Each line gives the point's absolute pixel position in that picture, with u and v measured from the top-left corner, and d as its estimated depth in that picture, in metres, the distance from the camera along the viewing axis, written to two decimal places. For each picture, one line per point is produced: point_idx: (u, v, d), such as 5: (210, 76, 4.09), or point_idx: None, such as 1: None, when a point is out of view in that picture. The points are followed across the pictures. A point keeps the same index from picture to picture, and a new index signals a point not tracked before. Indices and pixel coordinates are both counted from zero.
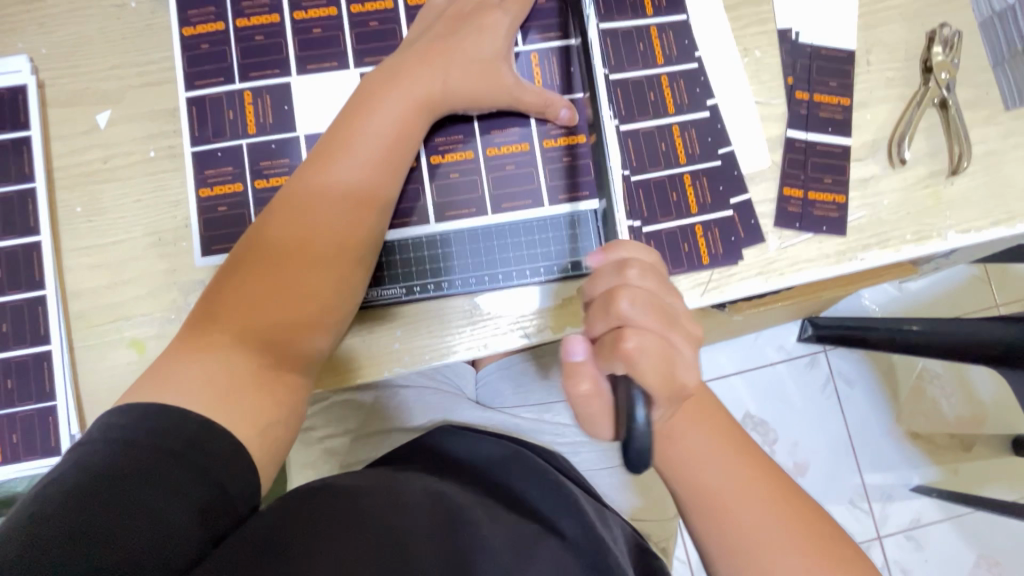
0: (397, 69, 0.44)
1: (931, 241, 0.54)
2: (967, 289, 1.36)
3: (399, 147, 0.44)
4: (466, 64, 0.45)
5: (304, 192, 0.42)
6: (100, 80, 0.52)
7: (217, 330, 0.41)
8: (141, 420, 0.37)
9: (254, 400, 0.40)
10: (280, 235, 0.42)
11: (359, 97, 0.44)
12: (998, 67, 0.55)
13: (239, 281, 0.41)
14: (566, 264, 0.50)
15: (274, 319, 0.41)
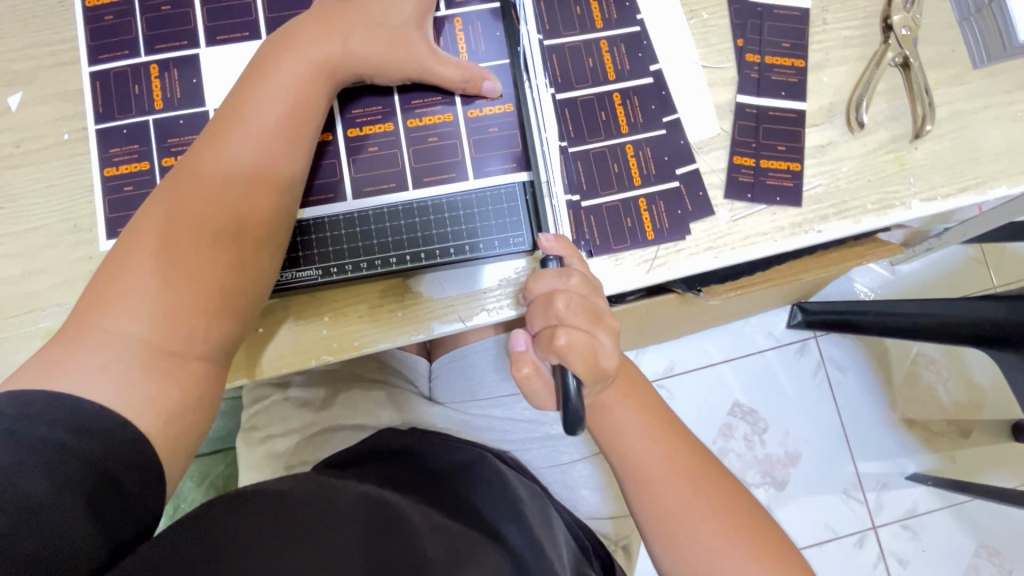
0: (292, 33, 0.42)
1: (894, 210, 0.50)
2: (962, 270, 1.32)
3: (300, 114, 0.42)
4: (371, 27, 0.43)
5: (200, 166, 0.40)
6: (12, 61, 0.50)
7: (107, 315, 0.38)
8: (23, 410, 0.34)
9: (156, 388, 0.38)
10: (176, 212, 0.40)
11: (254, 66, 0.42)
12: (964, 23, 0.52)
13: (130, 261, 0.39)
14: (493, 241, 0.47)
15: (171, 300, 0.39)
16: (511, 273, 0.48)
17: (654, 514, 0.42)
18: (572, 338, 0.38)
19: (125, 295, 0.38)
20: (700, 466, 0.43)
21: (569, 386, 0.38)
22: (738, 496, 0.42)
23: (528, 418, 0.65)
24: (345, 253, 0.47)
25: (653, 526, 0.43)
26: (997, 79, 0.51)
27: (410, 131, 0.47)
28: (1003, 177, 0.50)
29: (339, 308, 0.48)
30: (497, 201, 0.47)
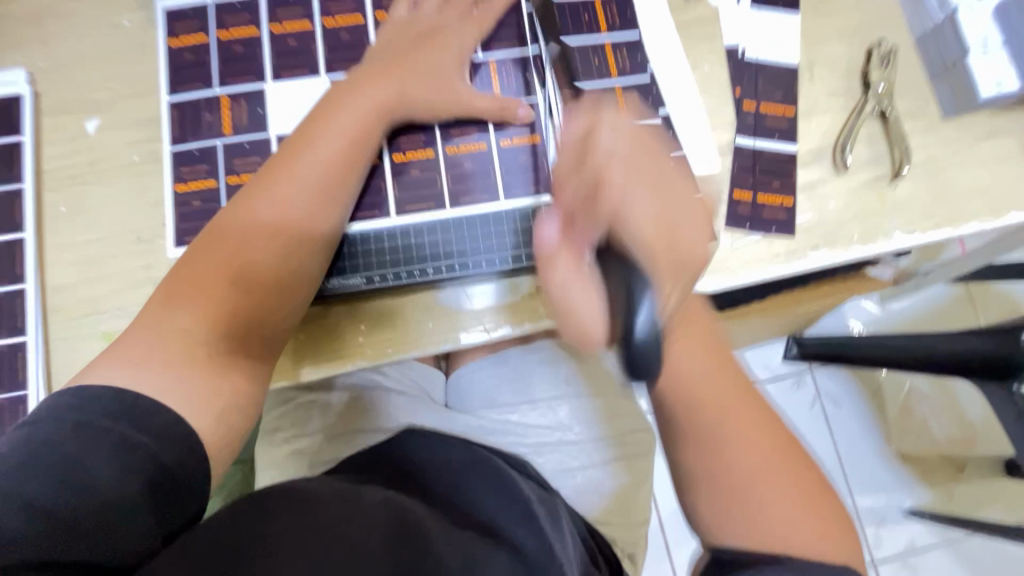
0: (356, 82, 0.50)
1: (877, 241, 0.56)
2: (949, 308, 1.38)
3: (356, 151, 0.49)
4: (426, 76, 0.51)
5: (267, 191, 0.47)
6: (92, 91, 0.56)
7: (177, 316, 0.43)
8: (98, 405, 0.38)
9: (213, 384, 0.42)
10: (246, 229, 0.46)
11: (321, 108, 0.49)
12: (934, 80, 0.58)
13: (204, 268, 0.45)
14: (519, 257, 0.53)
15: (235, 306, 0.45)
16: (533, 288, 0.54)
17: (720, 474, 0.43)
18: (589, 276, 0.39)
19: (199, 297, 0.44)
20: (767, 426, 0.44)
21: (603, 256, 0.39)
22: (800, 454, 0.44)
23: (543, 427, 0.70)
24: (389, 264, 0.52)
25: (711, 492, 0.43)
26: (964, 129, 0.58)
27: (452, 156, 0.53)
28: (972, 215, 0.56)
29: (378, 315, 0.53)
30: (523, 220, 0.53)
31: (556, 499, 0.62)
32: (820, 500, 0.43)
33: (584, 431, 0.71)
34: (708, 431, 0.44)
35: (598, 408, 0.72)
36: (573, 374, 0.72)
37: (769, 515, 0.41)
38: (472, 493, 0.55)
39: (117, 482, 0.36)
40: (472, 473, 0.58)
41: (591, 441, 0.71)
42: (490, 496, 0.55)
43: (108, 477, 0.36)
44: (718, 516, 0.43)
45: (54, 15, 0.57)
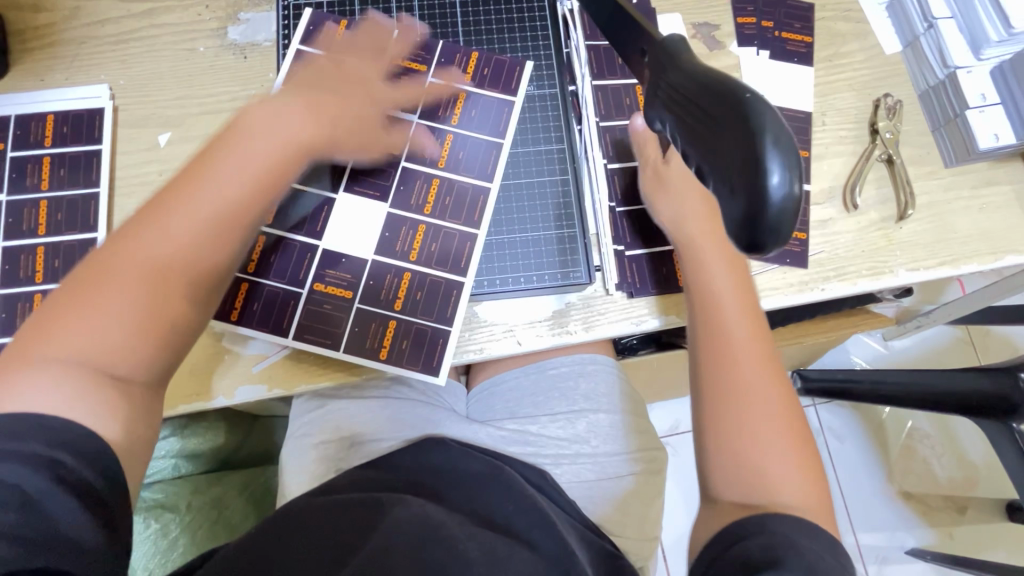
0: (271, 102, 0.48)
1: (885, 276, 0.60)
2: (950, 349, 1.41)
3: (278, 172, 0.46)
4: (342, 105, 0.52)
5: (177, 200, 0.42)
6: (166, 108, 0.61)
7: (65, 337, 0.38)
8: (17, 427, 0.35)
9: (108, 405, 0.38)
10: (134, 251, 0.41)
11: (229, 130, 0.46)
12: (936, 132, 0.64)
13: (86, 291, 0.39)
14: (554, 276, 0.58)
15: (136, 324, 0.40)
16: (563, 305, 0.58)
17: (729, 441, 0.46)
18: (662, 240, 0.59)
19: (72, 321, 0.39)
20: (782, 385, 0.48)
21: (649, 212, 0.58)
22: (807, 439, 0.47)
23: (562, 437, 0.73)
24: (404, 292, 0.56)
25: (713, 396, 0.48)
26: (964, 177, 0.63)
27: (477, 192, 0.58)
28: (972, 256, 0.61)
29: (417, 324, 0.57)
30: (561, 242, 0.59)
31: (573, 515, 0.65)
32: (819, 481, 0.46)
33: (602, 446, 0.73)
34: (733, 337, 0.49)
35: (616, 425, 0.74)
36: (592, 390, 0.75)
37: (774, 480, 0.45)
38: (489, 501, 0.61)
39: (63, 503, 0.34)
40: (484, 481, 0.64)
41: (608, 456, 0.73)
42: (503, 502, 0.61)
43: (59, 500, 0.34)
44: (724, 477, 0.46)
45: (135, 38, 0.63)
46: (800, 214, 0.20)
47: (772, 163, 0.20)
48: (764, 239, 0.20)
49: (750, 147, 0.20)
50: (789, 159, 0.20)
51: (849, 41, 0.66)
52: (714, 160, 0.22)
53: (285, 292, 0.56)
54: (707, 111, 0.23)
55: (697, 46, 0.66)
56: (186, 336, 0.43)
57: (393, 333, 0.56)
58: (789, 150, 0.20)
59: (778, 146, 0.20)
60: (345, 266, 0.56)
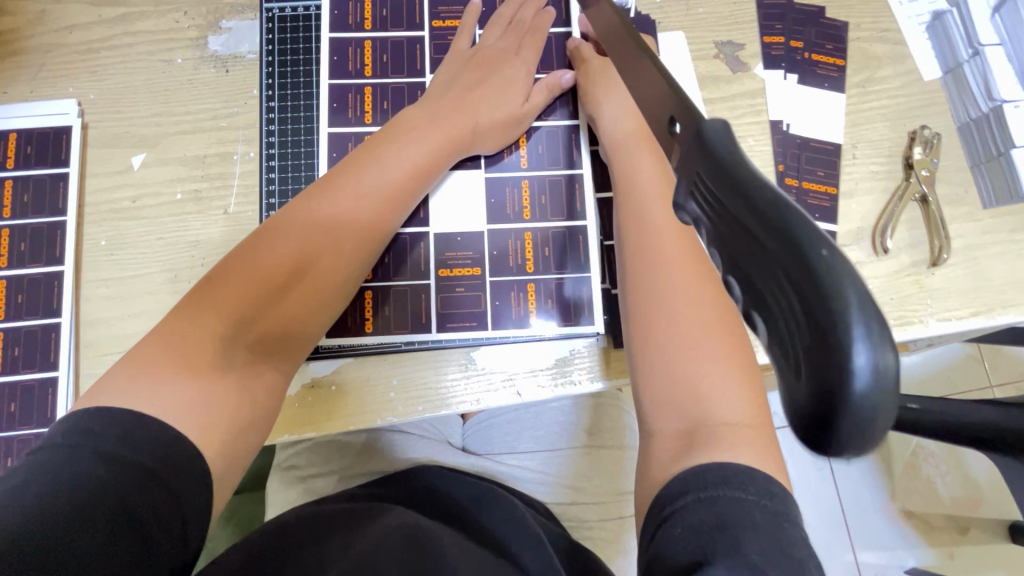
0: (422, 108, 0.53)
1: (913, 326, 0.56)
2: (960, 367, 1.37)
3: (414, 179, 0.50)
4: (490, 101, 0.54)
5: (322, 199, 0.46)
6: (139, 126, 0.56)
7: (209, 319, 0.40)
8: (118, 424, 0.35)
9: (235, 399, 0.39)
10: (285, 241, 0.44)
11: (380, 137, 0.51)
12: (976, 168, 0.59)
13: (246, 266, 0.43)
14: (558, 326, 0.54)
15: (276, 317, 0.43)
16: (568, 353, 0.54)
17: (657, 368, 0.42)
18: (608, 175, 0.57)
19: (225, 296, 0.41)
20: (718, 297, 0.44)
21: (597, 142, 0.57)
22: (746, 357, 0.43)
23: (563, 476, 0.69)
24: (532, 252, 0.55)
25: (644, 318, 0.44)
26: (1002, 220, 0.58)
27: (563, 175, 0.56)
28: (1009, 306, 0.56)
29: (411, 371, 0.53)
30: (567, 286, 0.54)
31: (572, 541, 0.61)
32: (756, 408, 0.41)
33: (602, 485, 0.70)
34: (660, 248, 0.46)
35: (619, 462, 0.71)
36: (594, 425, 0.72)
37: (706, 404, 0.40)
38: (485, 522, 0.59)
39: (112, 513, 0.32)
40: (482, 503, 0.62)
41: (607, 496, 0.70)
42: (498, 522, 0.59)
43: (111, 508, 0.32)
44: (657, 408, 0.42)
45: (106, 47, 0.58)
46: (898, 412, 0.15)
47: (857, 344, 0.15)
48: (841, 446, 0.15)
49: (823, 325, 0.15)
50: (877, 336, 0.15)
51: (885, 65, 0.61)
52: (774, 326, 0.17)
53: (412, 288, 0.54)
54: (764, 251, 0.17)
55: (719, 67, 0.60)
56: (318, 327, 0.46)
57: (536, 294, 0.54)
58: (878, 323, 0.15)
59: (865, 328, 0.15)
60: (463, 245, 0.55)
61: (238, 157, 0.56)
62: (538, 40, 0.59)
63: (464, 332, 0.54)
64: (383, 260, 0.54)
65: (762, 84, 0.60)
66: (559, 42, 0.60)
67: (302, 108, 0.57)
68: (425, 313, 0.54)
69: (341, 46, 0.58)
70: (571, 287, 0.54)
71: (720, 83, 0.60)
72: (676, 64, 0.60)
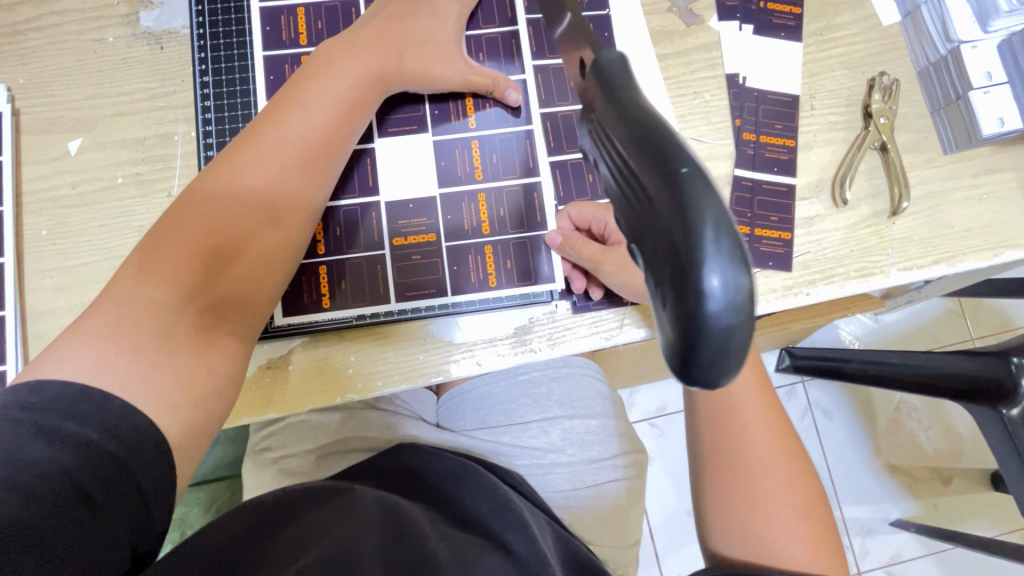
0: (349, 51, 0.49)
1: (875, 277, 0.55)
2: (941, 321, 1.38)
3: (345, 135, 0.49)
4: (418, 45, 0.52)
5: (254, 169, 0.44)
6: (74, 110, 0.54)
7: (142, 289, 0.39)
8: (63, 400, 0.33)
9: (191, 367, 0.39)
10: (225, 213, 0.43)
11: (303, 88, 0.48)
12: (936, 114, 0.58)
13: (178, 237, 0.41)
14: (515, 294, 0.53)
15: (215, 285, 0.42)
16: (527, 321, 0.53)
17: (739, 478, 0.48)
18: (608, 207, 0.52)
19: (162, 265, 0.40)
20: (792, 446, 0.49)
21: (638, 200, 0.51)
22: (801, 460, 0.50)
23: (536, 446, 0.69)
24: (486, 216, 0.54)
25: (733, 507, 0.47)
26: (963, 165, 0.57)
27: (515, 134, 0.55)
28: (971, 252, 0.56)
29: (367, 346, 0.52)
30: (522, 251, 0.53)
31: (549, 521, 0.60)
32: (814, 508, 0.47)
33: (576, 454, 0.70)
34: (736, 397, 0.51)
35: (592, 430, 0.72)
36: (567, 396, 0.73)
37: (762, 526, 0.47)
38: (467, 498, 0.57)
39: (59, 495, 0.31)
40: (461, 481, 0.59)
41: (583, 464, 0.70)
42: (478, 500, 0.57)
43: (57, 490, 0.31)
44: (725, 535, 0.48)
45: (33, 28, 0.55)
46: (754, 331, 0.16)
47: (711, 264, 0.15)
48: (704, 369, 0.16)
49: (680, 250, 0.15)
50: (728, 254, 0.15)
51: (842, 11, 0.59)
52: (645, 257, 0.17)
53: (367, 259, 0.53)
54: (639, 179, 0.17)
55: (672, 21, 0.58)
56: (273, 292, 0.45)
57: (493, 257, 0.53)
58: (729, 240, 0.15)
59: (717, 250, 0.15)
60: (415, 212, 0.53)
61: (179, 137, 0.55)
62: None
63: (424, 301, 0.52)
64: (335, 235, 0.52)
65: (717, 36, 0.58)
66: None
67: (239, 80, 0.55)
68: (381, 284, 0.52)
69: (274, 14, 0.56)
70: (530, 247, 0.54)
71: (673, 37, 0.58)
72: (628, 20, 0.58)
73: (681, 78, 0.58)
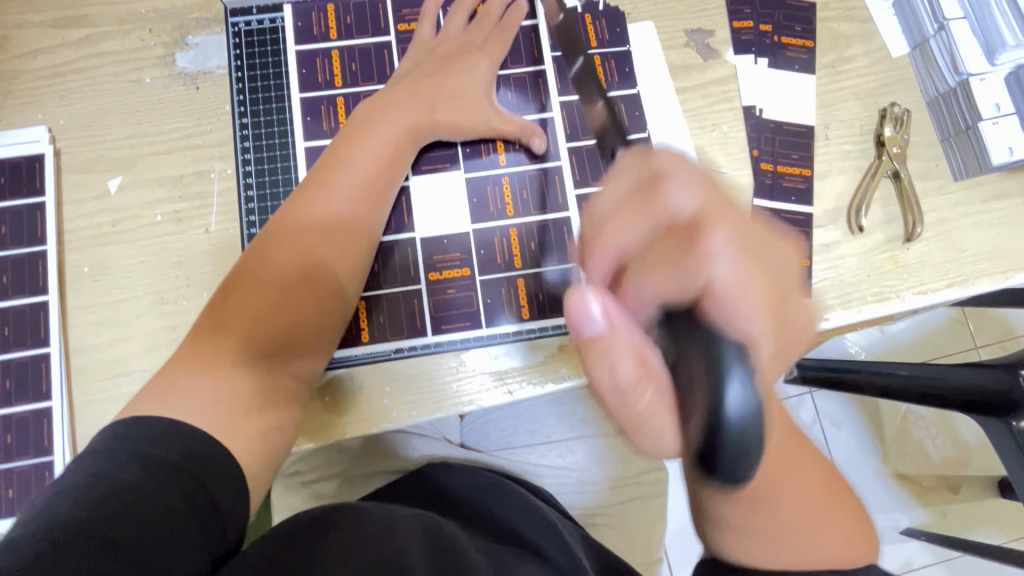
0: (386, 107, 0.53)
1: (890, 301, 0.57)
2: (946, 331, 1.39)
3: (385, 177, 0.52)
4: (453, 97, 0.55)
5: (304, 216, 0.49)
6: (113, 149, 0.56)
7: (218, 337, 0.45)
8: (153, 430, 0.38)
9: (258, 404, 0.43)
10: (278, 261, 0.48)
11: (344, 140, 0.52)
12: (946, 142, 0.60)
13: (244, 286, 0.47)
14: (544, 326, 0.55)
15: (274, 328, 0.46)
16: (557, 351, 0.55)
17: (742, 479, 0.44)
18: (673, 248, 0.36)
19: (230, 314, 0.46)
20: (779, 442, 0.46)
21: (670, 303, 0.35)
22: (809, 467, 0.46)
23: (561, 466, 0.72)
24: (517, 249, 0.55)
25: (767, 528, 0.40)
26: (973, 191, 0.59)
27: (543, 169, 0.57)
28: (982, 276, 0.58)
29: (404, 377, 0.54)
30: (551, 283, 0.55)
31: (580, 532, 0.61)
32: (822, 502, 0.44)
33: (598, 474, 0.72)
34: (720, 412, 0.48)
35: (614, 450, 0.74)
36: (588, 417, 0.74)
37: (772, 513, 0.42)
38: (500, 511, 0.59)
39: (147, 511, 0.34)
40: (493, 495, 0.61)
41: (605, 480, 0.72)
42: (508, 512, 0.59)
43: (148, 506, 0.35)
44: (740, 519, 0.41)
45: (72, 71, 0.57)
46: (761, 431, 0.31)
47: (735, 389, 0.31)
48: (732, 455, 0.31)
49: (721, 384, 0.31)
50: (746, 381, 0.31)
51: (853, 44, 0.61)
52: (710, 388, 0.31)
53: (402, 294, 0.54)
54: (682, 338, 0.33)
55: (690, 56, 0.60)
56: (331, 332, 0.49)
57: (526, 289, 0.55)
58: (745, 372, 0.31)
59: (735, 378, 0.31)
60: (450, 246, 0.55)
61: (215, 174, 0.56)
62: (503, 36, 0.58)
63: (458, 333, 0.54)
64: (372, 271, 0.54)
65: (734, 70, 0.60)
66: (526, 34, 0.59)
67: (276, 120, 0.57)
68: (418, 318, 0.54)
69: (309, 57, 0.58)
70: (559, 279, 0.55)
71: (691, 71, 0.60)
72: (647, 55, 0.60)
73: (699, 111, 0.60)
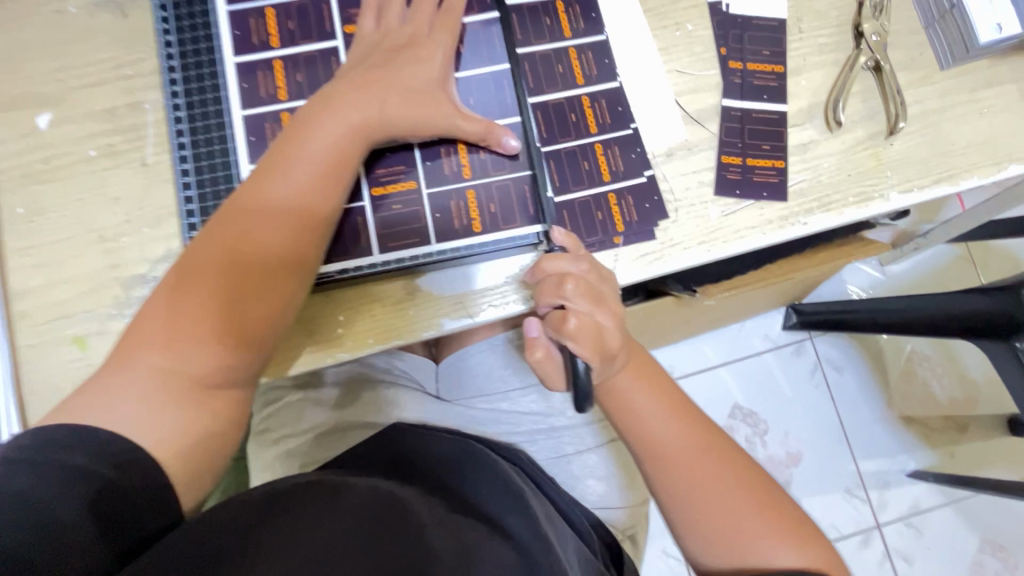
0: (360, 83, 0.48)
1: (873, 202, 0.53)
2: (950, 267, 1.35)
3: (342, 164, 0.47)
4: (404, 93, 0.48)
5: (259, 202, 0.45)
6: (40, 84, 0.53)
7: (179, 322, 0.43)
8: (67, 437, 0.38)
9: (181, 415, 0.42)
10: (246, 221, 0.45)
11: (304, 118, 0.47)
12: (929, 28, 0.56)
13: (200, 271, 0.44)
14: (499, 241, 0.51)
15: (225, 322, 0.44)
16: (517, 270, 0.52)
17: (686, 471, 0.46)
18: (582, 322, 0.40)
19: (187, 300, 0.44)
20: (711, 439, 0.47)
21: (575, 364, 0.40)
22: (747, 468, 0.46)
23: (535, 411, 0.69)
24: (467, 160, 0.52)
25: (656, 468, 0.46)
26: (961, 79, 0.55)
27: (494, 73, 0.53)
28: (973, 170, 0.54)
29: (356, 303, 0.51)
30: (508, 194, 0.52)
31: (552, 507, 0.59)
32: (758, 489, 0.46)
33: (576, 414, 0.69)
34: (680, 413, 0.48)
35: None
36: None
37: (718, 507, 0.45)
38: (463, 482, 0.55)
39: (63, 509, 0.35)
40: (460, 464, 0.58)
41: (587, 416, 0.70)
42: (478, 484, 0.55)
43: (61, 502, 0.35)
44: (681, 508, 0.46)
45: None
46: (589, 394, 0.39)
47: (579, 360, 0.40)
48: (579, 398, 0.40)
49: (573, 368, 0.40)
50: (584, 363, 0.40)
51: None
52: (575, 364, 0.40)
53: (346, 213, 0.51)
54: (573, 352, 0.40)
55: None
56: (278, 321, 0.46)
57: (477, 203, 0.51)
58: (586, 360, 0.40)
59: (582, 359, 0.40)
60: (395, 161, 0.51)
61: (148, 105, 0.53)
62: None
63: (406, 252, 0.51)
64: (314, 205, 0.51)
65: None
66: None
67: (201, 35, 0.51)
68: (363, 236, 0.51)
69: None
70: (514, 188, 0.52)
71: None
72: None
73: (661, 9, 0.56)
